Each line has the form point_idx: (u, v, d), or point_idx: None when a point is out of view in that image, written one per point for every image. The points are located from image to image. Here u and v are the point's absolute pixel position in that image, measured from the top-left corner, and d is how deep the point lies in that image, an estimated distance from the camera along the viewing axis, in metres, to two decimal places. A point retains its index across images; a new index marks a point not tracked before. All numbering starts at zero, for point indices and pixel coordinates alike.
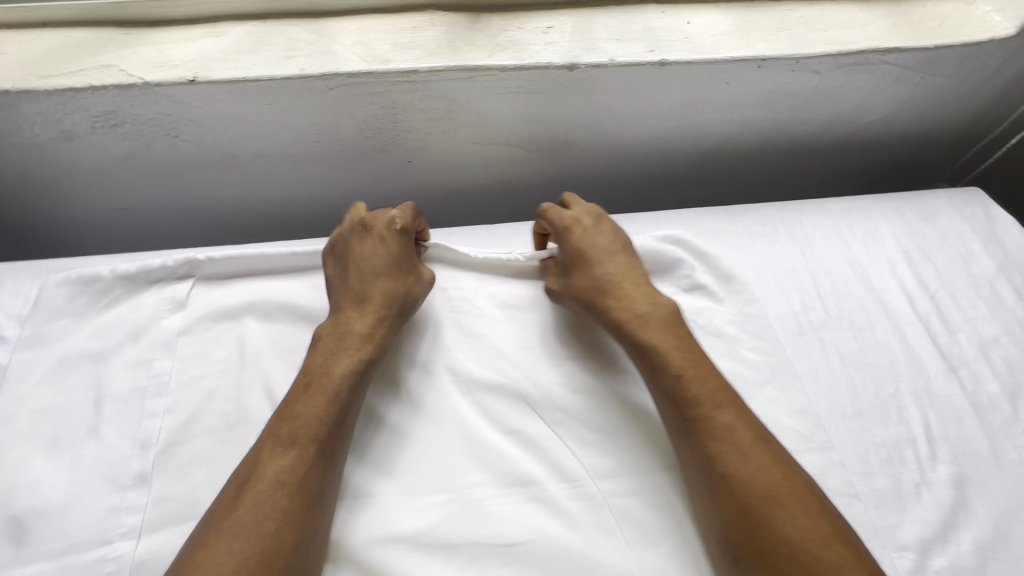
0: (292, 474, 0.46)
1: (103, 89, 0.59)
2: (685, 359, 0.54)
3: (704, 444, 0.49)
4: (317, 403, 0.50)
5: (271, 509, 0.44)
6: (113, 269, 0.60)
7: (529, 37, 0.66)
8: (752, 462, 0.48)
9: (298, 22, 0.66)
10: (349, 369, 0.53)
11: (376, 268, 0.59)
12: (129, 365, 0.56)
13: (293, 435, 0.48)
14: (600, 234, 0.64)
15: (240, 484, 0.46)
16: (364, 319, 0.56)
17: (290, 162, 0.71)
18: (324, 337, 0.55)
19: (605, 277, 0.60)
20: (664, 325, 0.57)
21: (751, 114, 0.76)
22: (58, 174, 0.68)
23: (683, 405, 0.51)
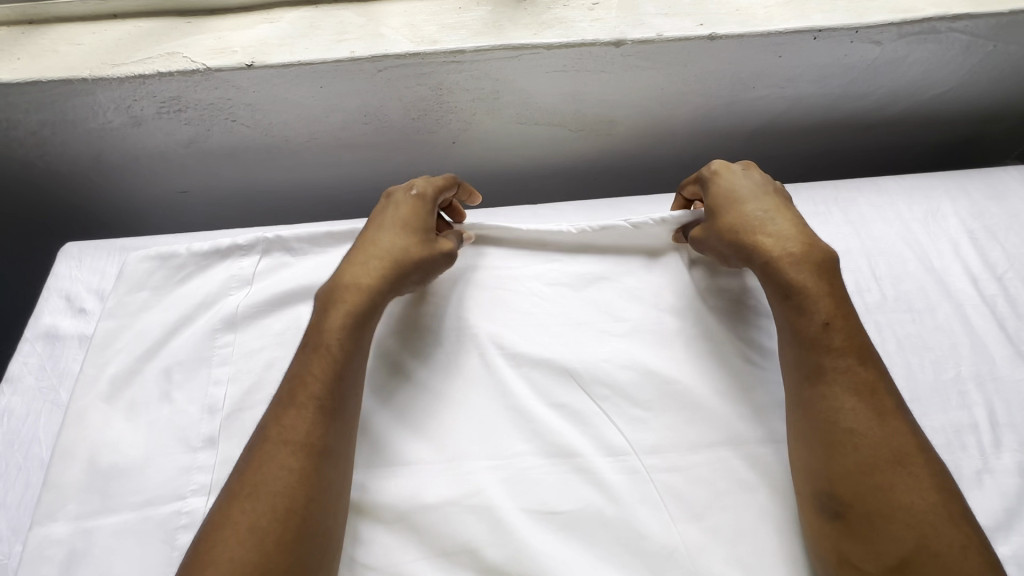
0: (296, 432, 0.47)
1: (169, 75, 0.62)
2: (836, 308, 0.52)
3: (831, 400, 0.49)
4: (320, 365, 0.50)
5: (277, 468, 0.45)
6: (188, 248, 0.64)
7: (575, 14, 0.65)
8: (891, 426, 0.47)
9: (347, 6, 0.67)
10: (344, 324, 0.53)
11: (387, 227, 0.60)
12: (195, 336, 0.59)
13: (300, 396, 0.49)
14: (749, 181, 0.62)
15: (254, 445, 0.47)
16: (360, 268, 0.56)
17: (340, 144, 0.74)
18: (324, 292, 0.56)
19: (752, 217, 0.59)
20: (818, 269, 0.54)
21: (804, 89, 0.73)
22: (127, 158, 0.72)
23: (821, 354, 0.51)
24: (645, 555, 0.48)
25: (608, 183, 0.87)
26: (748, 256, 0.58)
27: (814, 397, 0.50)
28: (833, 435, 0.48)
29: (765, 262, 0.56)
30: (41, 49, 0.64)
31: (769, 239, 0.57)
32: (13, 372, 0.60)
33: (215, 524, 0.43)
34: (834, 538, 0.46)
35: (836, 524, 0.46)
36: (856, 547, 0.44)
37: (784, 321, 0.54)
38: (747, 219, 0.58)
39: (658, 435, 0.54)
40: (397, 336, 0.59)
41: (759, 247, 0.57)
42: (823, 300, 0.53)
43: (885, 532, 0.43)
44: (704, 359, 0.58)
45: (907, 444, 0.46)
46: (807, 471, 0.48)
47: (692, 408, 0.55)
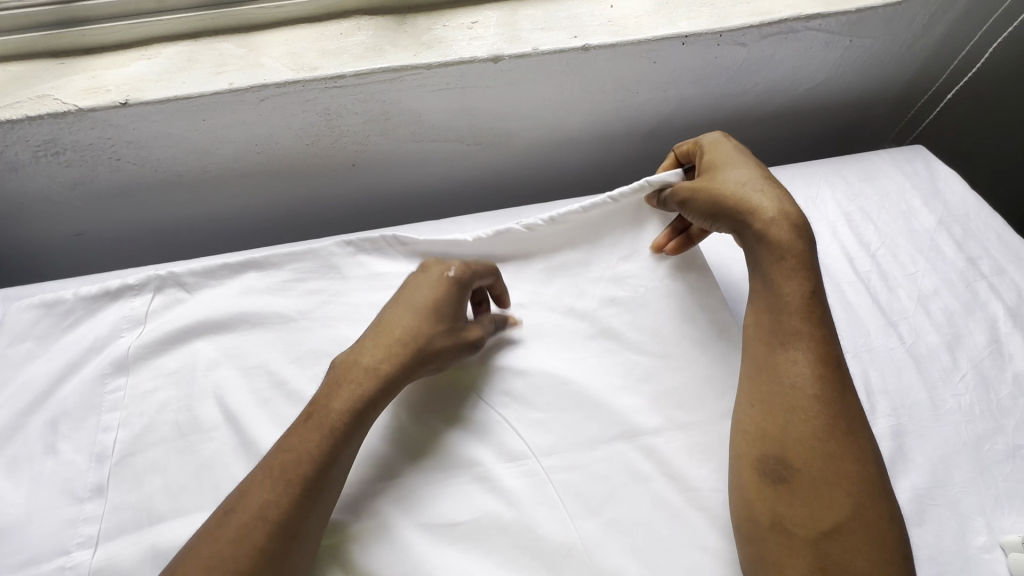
0: (273, 510, 0.44)
1: (39, 119, 0.61)
2: (818, 278, 0.52)
3: (797, 368, 0.49)
4: (312, 436, 0.48)
5: (248, 545, 0.43)
6: (74, 292, 0.61)
7: (454, 33, 0.67)
8: (852, 402, 0.48)
9: (228, 38, 0.68)
10: (349, 404, 0.50)
11: (409, 305, 0.55)
12: (83, 382, 0.57)
13: (284, 465, 0.47)
14: (738, 151, 0.60)
15: (226, 511, 0.45)
16: (370, 350, 0.53)
17: (236, 174, 0.73)
18: (338, 364, 0.53)
19: (755, 181, 0.57)
20: (806, 239, 0.54)
21: (686, 92, 0.77)
22: (10, 204, 0.70)
23: (794, 321, 0.50)
24: (542, 555, 0.50)
25: (520, 192, 0.89)
26: (743, 216, 0.55)
27: (785, 360, 0.49)
28: (795, 401, 0.48)
29: (762, 221, 0.54)
30: None
31: (770, 201, 0.55)
32: None
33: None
34: (770, 501, 0.46)
35: (776, 489, 0.46)
36: (797, 510, 0.45)
37: (769, 278, 0.53)
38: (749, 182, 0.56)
39: (555, 436, 0.55)
40: (296, 364, 0.59)
41: (756, 208, 0.55)
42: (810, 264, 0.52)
43: (826, 500, 0.44)
44: (601, 356, 0.60)
45: (858, 420, 0.48)
46: (753, 438, 0.48)
47: (590, 405, 0.57)
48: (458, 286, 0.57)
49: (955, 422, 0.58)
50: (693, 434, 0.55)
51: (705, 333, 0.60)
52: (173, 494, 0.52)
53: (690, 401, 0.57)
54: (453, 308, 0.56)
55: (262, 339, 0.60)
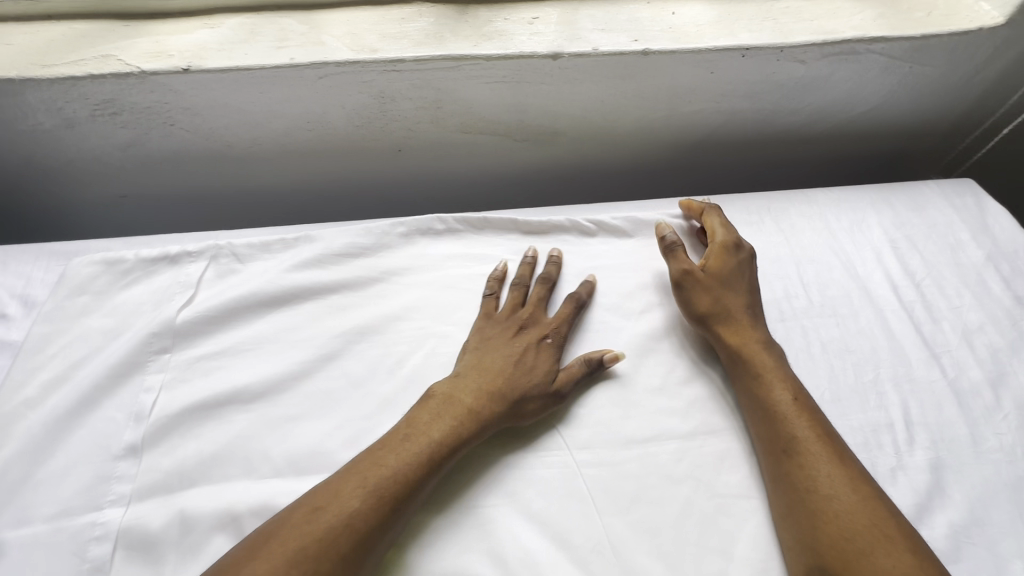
0: (361, 521, 0.44)
1: (102, 78, 0.61)
2: (800, 389, 0.55)
3: (807, 470, 0.49)
4: (408, 457, 0.49)
5: (328, 548, 0.42)
6: (136, 254, 0.63)
7: (515, 27, 0.67)
8: (859, 492, 0.48)
9: (290, 14, 0.68)
10: (446, 433, 0.51)
11: (512, 356, 0.57)
12: (126, 342, 0.58)
13: (377, 476, 0.47)
14: (739, 271, 0.64)
15: (311, 508, 0.45)
16: (470, 390, 0.54)
17: (284, 151, 0.73)
18: (436, 394, 0.54)
19: (731, 304, 0.61)
20: (778, 357, 0.58)
21: (738, 105, 0.76)
22: (62, 161, 0.70)
23: (790, 430, 0.52)
24: (568, 547, 0.49)
25: (562, 194, 0.88)
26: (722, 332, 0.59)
27: (792, 468, 0.50)
28: (816, 504, 0.47)
29: (735, 333, 0.59)
30: None
31: (745, 322, 0.60)
32: None
33: None
34: None
35: None
36: None
37: (751, 396, 0.55)
38: (729, 306, 0.60)
39: (589, 432, 0.55)
40: (336, 342, 0.59)
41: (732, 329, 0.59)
42: (789, 379, 0.56)
43: None
44: (637, 360, 0.60)
45: (885, 512, 0.47)
46: (796, 551, 0.47)
47: (624, 405, 0.57)
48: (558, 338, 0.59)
49: (996, 461, 0.56)
50: (726, 447, 0.55)
51: None
52: (206, 461, 0.52)
53: (724, 415, 0.56)
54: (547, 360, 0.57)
55: (310, 313, 0.62)
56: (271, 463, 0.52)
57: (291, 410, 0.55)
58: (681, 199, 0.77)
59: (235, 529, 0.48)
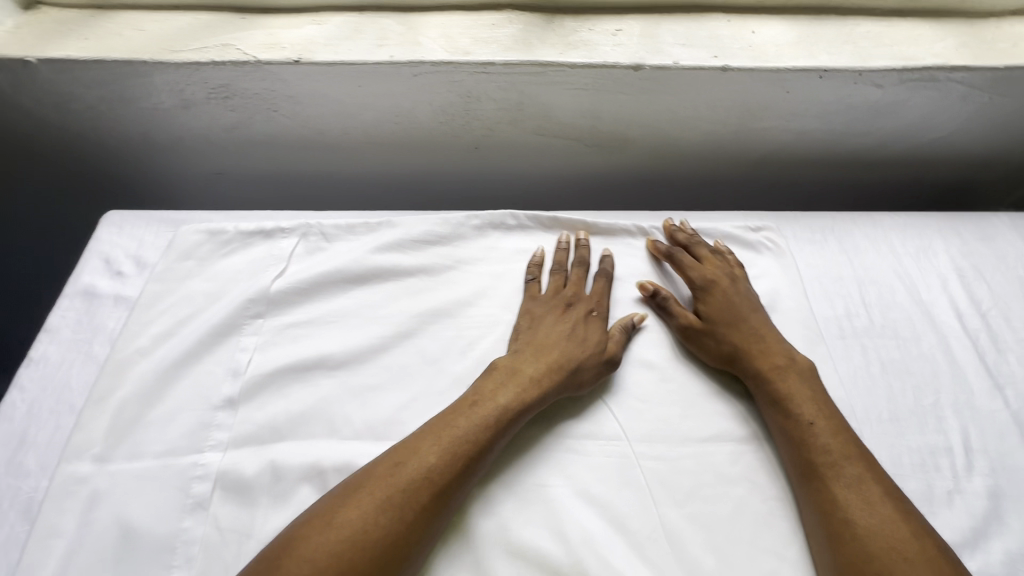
0: (439, 475, 0.48)
1: (222, 65, 0.67)
2: (823, 407, 0.56)
3: (835, 489, 0.50)
4: (475, 420, 0.52)
5: (410, 497, 0.47)
6: (236, 227, 0.69)
7: (599, 37, 0.71)
8: (879, 514, 0.48)
9: (389, 15, 0.73)
10: (512, 399, 0.54)
11: (561, 329, 0.62)
12: (226, 306, 0.63)
13: (450, 436, 0.51)
14: (738, 295, 0.66)
15: (394, 462, 0.49)
16: (534, 359, 0.58)
17: (370, 142, 0.78)
18: (499, 365, 0.58)
19: (744, 333, 0.62)
20: (800, 376, 0.59)
21: (809, 125, 0.77)
22: (172, 138, 0.77)
23: (818, 450, 0.53)
24: (625, 532, 0.51)
25: (623, 201, 0.91)
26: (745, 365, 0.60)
27: (813, 492, 0.51)
28: (836, 527, 0.49)
29: (758, 360, 0.60)
30: (108, 32, 0.69)
31: (763, 346, 0.61)
32: (51, 323, 0.62)
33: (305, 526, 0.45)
34: None
35: None
36: None
37: (773, 424, 0.57)
38: (743, 337, 0.62)
39: (649, 426, 0.57)
40: (413, 322, 0.64)
41: (753, 356, 0.60)
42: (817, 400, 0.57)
43: None
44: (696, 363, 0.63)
45: (907, 535, 0.47)
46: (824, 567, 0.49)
47: (683, 405, 0.59)
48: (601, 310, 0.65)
49: None
50: None
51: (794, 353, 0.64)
52: (294, 418, 0.56)
53: None
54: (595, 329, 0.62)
55: (389, 293, 0.66)
56: (352, 426, 0.56)
57: (370, 380, 0.59)
58: (744, 213, 0.79)
59: (320, 483, 0.52)
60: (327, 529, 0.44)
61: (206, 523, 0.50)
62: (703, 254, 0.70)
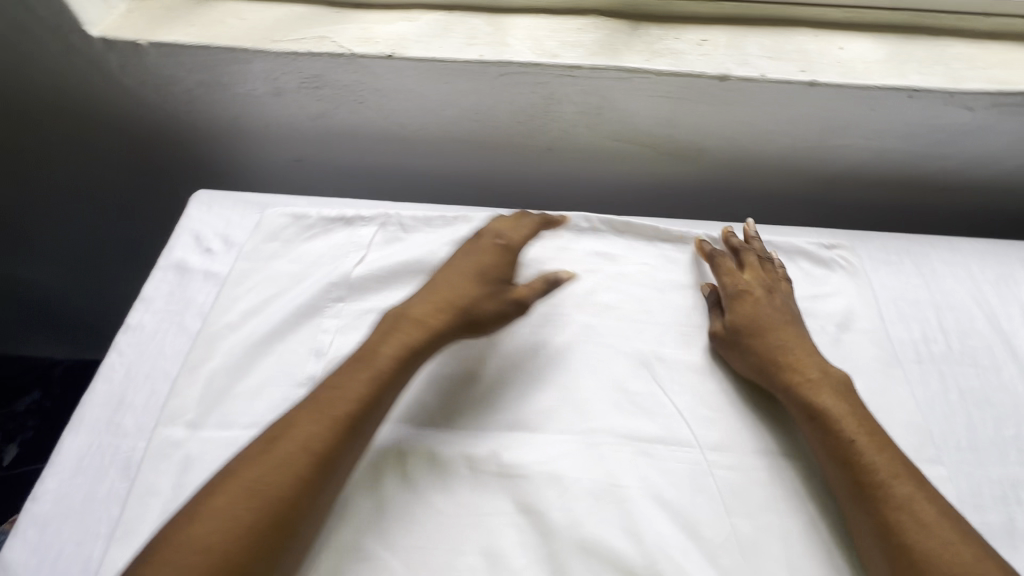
0: (320, 446, 0.48)
1: (318, 56, 0.69)
2: (860, 422, 0.55)
3: (893, 514, 0.49)
4: (360, 385, 0.52)
5: (297, 472, 0.46)
6: (319, 213, 0.72)
7: (685, 46, 0.71)
8: (934, 535, 0.47)
9: (477, 15, 0.75)
10: (394, 357, 0.55)
11: (469, 271, 0.63)
12: (310, 288, 0.65)
13: (332, 407, 0.50)
14: (773, 305, 0.65)
15: (270, 439, 0.48)
16: (424, 307, 0.59)
17: (447, 138, 0.80)
18: (409, 317, 0.58)
19: (775, 342, 0.61)
20: (837, 391, 0.57)
21: (890, 144, 0.76)
22: (258, 124, 0.80)
23: (868, 470, 0.51)
24: (698, 538, 0.51)
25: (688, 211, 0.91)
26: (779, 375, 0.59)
27: (863, 517, 0.50)
28: (893, 550, 0.47)
29: (791, 372, 0.59)
30: (211, 20, 0.72)
31: (794, 359, 0.60)
32: (148, 293, 0.65)
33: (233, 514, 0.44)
34: None
35: None
36: None
37: (812, 442, 0.55)
38: (772, 345, 0.61)
39: (722, 435, 0.58)
40: None
41: (794, 368, 0.59)
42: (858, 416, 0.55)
43: None
44: None
45: (966, 554, 0.46)
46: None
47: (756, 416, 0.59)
48: (513, 244, 0.67)
49: None
50: None
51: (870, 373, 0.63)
52: None
53: None
54: (508, 264, 0.65)
55: None
56: (429, 413, 0.57)
57: (447, 370, 0.61)
58: (817, 230, 0.78)
59: (399, 466, 0.54)
60: (252, 504, 0.44)
61: None
62: (748, 262, 0.69)
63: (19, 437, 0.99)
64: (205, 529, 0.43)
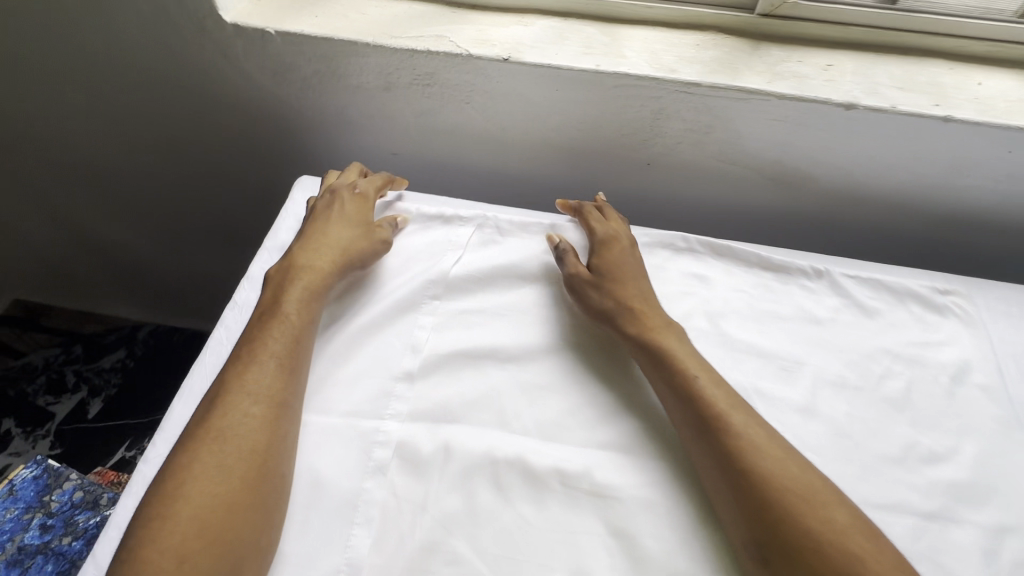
0: (266, 389, 0.53)
1: (435, 54, 0.70)
2: (699, 363, 0.58)
3: (743, 448, 0.51)
4: (251, 328, 0.58)
5: (242, 411, 0.51)
6: (417, 210, 0.74)
7: (809, 70, 0.68)
8: (773, 458, 0.50)
9: (592, 24, 0.74)
10: (297, 299, 0.60)
11: (332, 215, 0.69)
12: (410, 283, 0.66)
13: (235, 355, 0.56)
14: (625, 254, 0.68)
15: (211, 399, 0.52)
16: (313, 255, 0.64)
17: (547, 144, 0.80)
18: (276, 275, 0.63)
19: (633, 293, 0.64)
20: (665, 329, 0.61)
21: (1021, 189, 0.71)
22: (362, 116, 0.82)
23: (716, 408, 0.54)
24: None
25: (782, 240, 0.87)
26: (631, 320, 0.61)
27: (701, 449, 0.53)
28: (737, 478, 0.50)
29: (632, 317, 0.62)
30: (334, 13, 0.74)
31: (647, 309, 0.63)
32: (253, 273, 0.67)
33: (204, 461, 0.48)
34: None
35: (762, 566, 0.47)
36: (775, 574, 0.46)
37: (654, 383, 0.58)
38: (637, 296, 0.64)
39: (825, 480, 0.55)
40: (583, 328, 0.64)
41: (643, 317, 0.62)
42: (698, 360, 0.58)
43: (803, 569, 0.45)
44: (876, 425, 0.59)
45: (798, 478, 0.49)
46: (739, 524, 0.49)
47: (861, 465, 0.56)
48: (368, 193, 0.73)
49: None
50: (977, 541, 0.52)
51: (989, 434, 0.59)
52: (467, 403, 0.58)
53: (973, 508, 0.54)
54: (372, 212, 0.71)
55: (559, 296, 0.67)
56: (522, 422, 0.57)
57: (540, 379, 0.60)
58: (930, 273, 0.74)
59: (492, 472, 0.53)
60: (222, 445, 0.49)
61: (384, 487, 0.53)
62: (612, 214, 0.73)
63: (103, 392, 1.06)
64: (192, 473, 0.47)
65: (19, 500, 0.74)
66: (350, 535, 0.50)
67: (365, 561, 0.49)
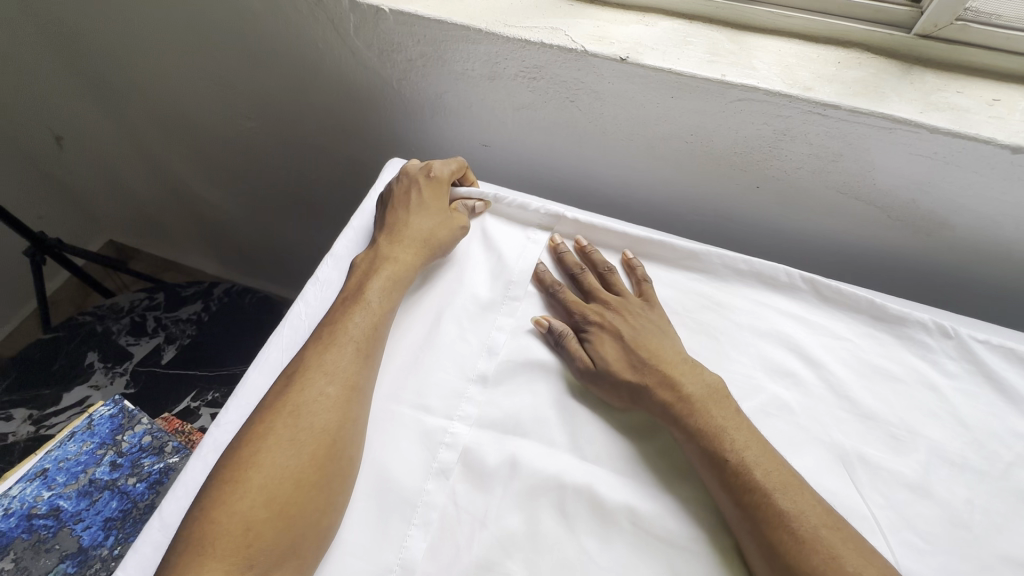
0: (342, 371, 0.52)
1: (547, 48, 0.66)
2: (743, 436, 0.51)
3: (766, 530, 0.46)
4: (332, 311, 0.57)
5: (317, 391, 0.50)
6: (496, 197, 0.70)
7: (971, 103, 0.60)
8: (819, 552, 0.44)
9: (720, 29, 0.69)
10: (380, 286, 0.59)
11: (407, 204, 0.66)
12: (494, 283, 0.64)
13: (315, 335, 0.55)
14: (611, 327, 0.59)
15: (288, 376, 0.52)
16: (397, 248, 0.62)
17: (648, 153, 0.75)
18: (359, 266, 0.61)
19: (641, 367, 0.55)
20: (699, 399, 0.53)
21: None
22: (461, 103, 0.80)
23: (747, 482, 0.48)
24: None
25: (895, 284, 0.79)
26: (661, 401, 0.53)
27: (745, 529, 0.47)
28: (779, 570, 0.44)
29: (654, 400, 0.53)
30: None
31: (665, 381, 0.54)
32: (339, 250, 0.67)
33: (275, 434, 0.48)
34: None
35: None
36: None
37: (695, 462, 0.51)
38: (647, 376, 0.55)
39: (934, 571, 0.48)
40: None
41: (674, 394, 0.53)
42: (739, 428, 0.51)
43: None
44: (1003, 519, 0.51)
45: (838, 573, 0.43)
46: None
47: (980, 562, 0.49)
48: (442, 179, 0.68)
49: None
50: None
51: None
52: (539, 418, 0.55)
53: None
54: (446, 198, 0.68)
55: None
56: (595, 448, 0.53)
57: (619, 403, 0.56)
58: None
59: (558, 496, 0.50)
60: (297, 421, 0.49)
61: (446, 492, 0.50)
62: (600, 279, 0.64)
63: (177, 341, 1.11)
64: (265, 444, 0.47)
65: (94, 435, 0.77)
66: (406, 536, 0.48)
67: (418, 567, 0.47)
